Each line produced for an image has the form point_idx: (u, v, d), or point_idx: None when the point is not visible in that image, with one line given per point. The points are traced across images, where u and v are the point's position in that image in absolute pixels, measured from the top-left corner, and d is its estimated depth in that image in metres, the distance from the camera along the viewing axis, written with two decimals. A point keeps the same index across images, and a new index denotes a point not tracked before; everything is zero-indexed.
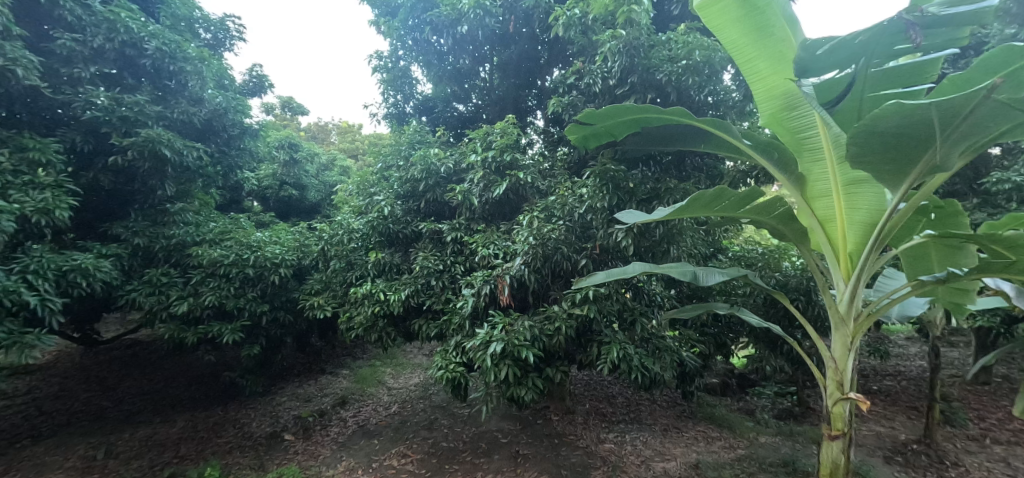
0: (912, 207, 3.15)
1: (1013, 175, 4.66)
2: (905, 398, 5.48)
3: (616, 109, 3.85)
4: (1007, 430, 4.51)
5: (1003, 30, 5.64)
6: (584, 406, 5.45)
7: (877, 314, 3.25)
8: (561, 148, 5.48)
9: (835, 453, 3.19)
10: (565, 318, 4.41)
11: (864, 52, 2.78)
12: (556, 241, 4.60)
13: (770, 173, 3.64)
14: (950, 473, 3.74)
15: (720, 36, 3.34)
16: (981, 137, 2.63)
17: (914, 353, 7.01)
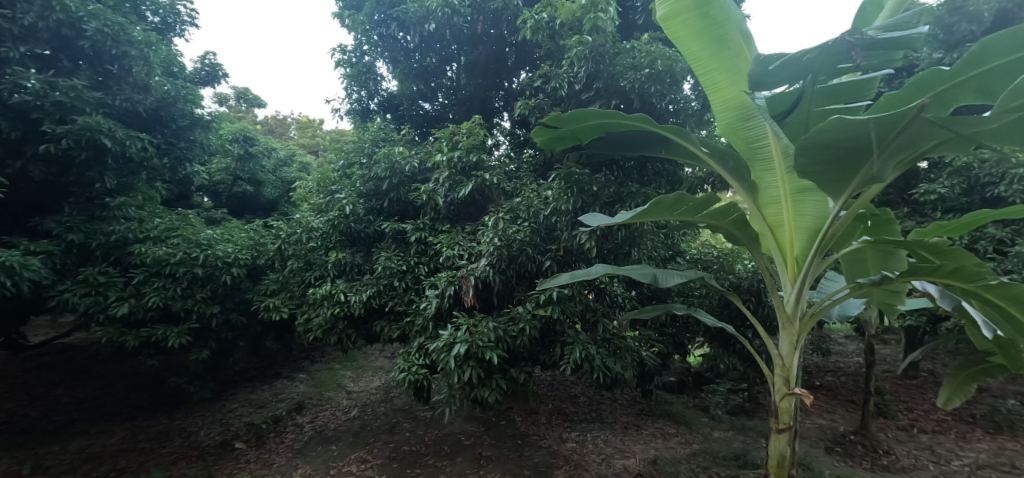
0: (852, 215, 3.38)
1: (938, 187, 5.11)
2: (843, 393, 5.87)
3: (582, 113, 3.91)
4: (932, 420, 4.94)
5: (931, 54, 6.17)
6: (547, 406, 5.50)
7: (820, 314, 3.47)
8: (527, 150, 5.52)
9: (782, 445, 3.38)
10: (529, 319, 4.45)
11: (812, 68, 2.98)
12: (522, 242, 4.64)
13: (726, 180, 3.81)
14: (883, 461, 4.04)
15: (682, 48, 3.48)
16: (913, 151, 2.86)
17: (852, 350, 7.52)
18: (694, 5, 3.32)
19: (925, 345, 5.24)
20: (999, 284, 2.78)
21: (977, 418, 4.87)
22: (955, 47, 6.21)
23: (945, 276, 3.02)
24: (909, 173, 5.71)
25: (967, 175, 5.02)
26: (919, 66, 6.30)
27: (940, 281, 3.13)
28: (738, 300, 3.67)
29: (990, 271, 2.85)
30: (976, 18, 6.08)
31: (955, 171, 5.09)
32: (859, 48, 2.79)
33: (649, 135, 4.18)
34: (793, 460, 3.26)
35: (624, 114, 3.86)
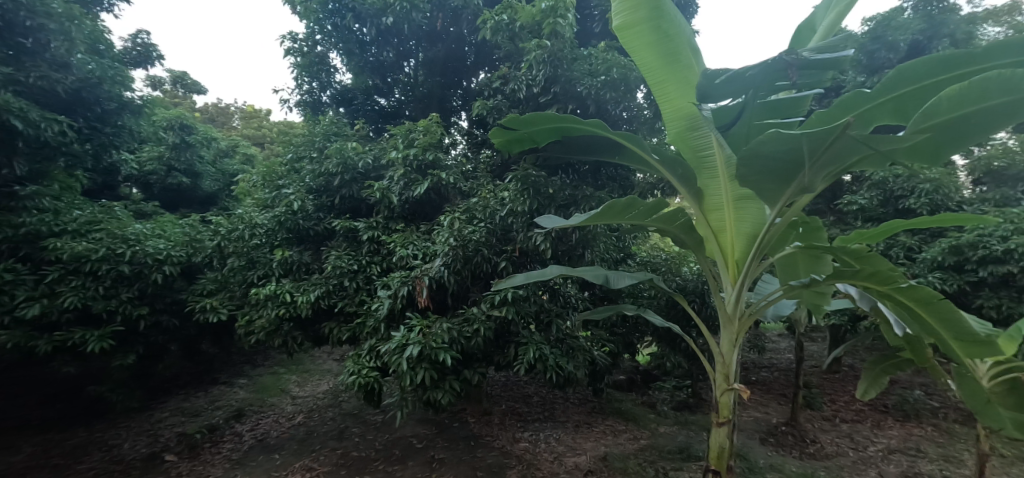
0: (786, 222, 3.62)
1: (859, 199, 5.64)
2: (776, 388, 6.30)
3: (539, 116, 3.95)
4: (851, 410, 5.42)
5: (855, 77, 6.78)
6: (501, 406, 5.51)
7: (757, 314, 3.70)
8: (484, 150, 5.51)
9: (722, 438, 3.55)
10: (483, 319, 4.43)
11: (753, 84, 3.19)
12: (477, 243, 4.62)
13: (675, 186, 3.98)
14: (810, 449, 4.39)
15: (635, 58, 3.61)
16: (838, 165, 3.12)
17: (783, 348, 8.08)
18: (647, 18, 3.46)
19: (846, 342, 5.73)
20: (909, 287, 3.08)
21: (889, 408, 5.39)
22: (874, 72, 6.86)
23: (864, 279, 3.31)
24: (835, 185, 6.23)
25: (883, 188, 5.56)
26: (845, 87, 6.89)
27: (860, 284, 3.43)
28: (683, 301, 3.84)
29: (902, 275, 3.15)
30: (893, 47, 6.75)
31: (873, 184, 5.62)
32: (794, 68, 3.01)
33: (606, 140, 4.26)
34: (732, 452, 3.45)
35: (580, 118, 3.94)
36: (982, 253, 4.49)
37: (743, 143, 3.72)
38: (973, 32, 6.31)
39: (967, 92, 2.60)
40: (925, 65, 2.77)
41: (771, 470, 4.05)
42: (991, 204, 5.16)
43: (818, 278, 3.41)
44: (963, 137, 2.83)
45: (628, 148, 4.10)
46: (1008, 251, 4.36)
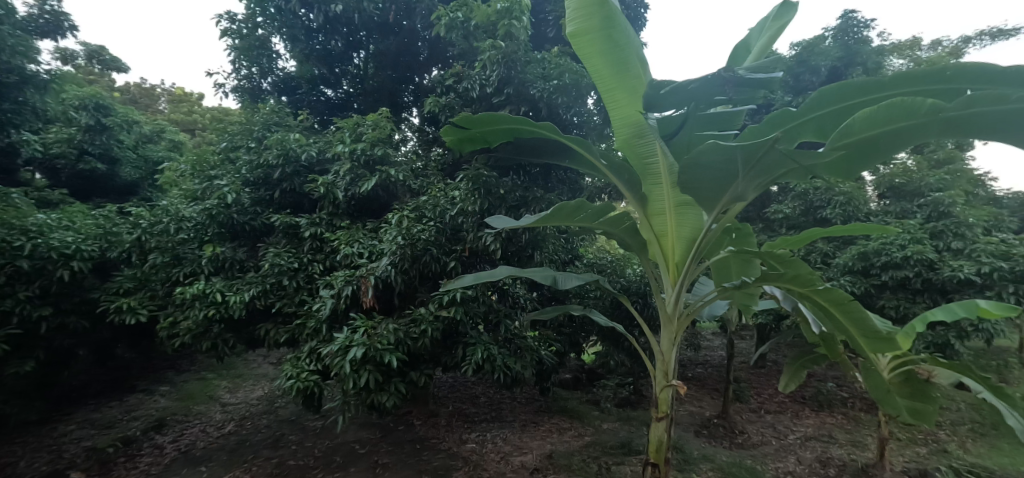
0: (722, 228, 3.87)
1: (785, 208, 6.14)
2: (709, 383, 6.72)
3: (492, 116, 3.95)
4: (775, 402, 5.89)
5: (783, 96, 7.38)
6: (448, 408, 5.46)
7: (694, 314, 3.92)
8: (436, 149, 5.42)
9: (660, 432, 3.72)
10: (431, 320, 4.35)
11: (695, 96, 3.39)
12: (426, 242, 4.54)
13: (621, 190, 4.13)
14: (738, 439, 4.72)
15: (588, 65, 3.70)
16: (768, 175, 3.37)
17: (716, 346, 8.63)
18: (601, 26, 3.55)
19: (771, 340, 6.21)
20: (825, 289, 3.41)
21: (806, 399, 5.91)
22: (799, 92, 7.50)
23: (787, 282, 3.61)
24: (763, 195, 6.75)
25: (805, 199, 6.09)
26: (773, 105, 7.48)
27: (784, 287, 3.73)
28: (626, 301, 3.99)
29: (819, 278, 3.46)
30: (816, 71, 7.42)
31: (797, 195, 6.14)
32: (730, 83, 3.22)
33: (555, 143, 4.33)
34: (669, 445, 3.61)
35: (533, 121, 3.98)
36: (885, 259, 5.05)
37: (684, 152, 3.93)
38: (881, 63, 7.06)
39: (883, 113, 2.84)
40: (844, 88, 3.05)
41: (704, 460, 4.31)
42: (892, 216, 5.82)
43: (748, 280, 3.67)
44: (875, 155, 3.12)
45: (578, 151, 4.20)
46: (905, 258, 4.93)
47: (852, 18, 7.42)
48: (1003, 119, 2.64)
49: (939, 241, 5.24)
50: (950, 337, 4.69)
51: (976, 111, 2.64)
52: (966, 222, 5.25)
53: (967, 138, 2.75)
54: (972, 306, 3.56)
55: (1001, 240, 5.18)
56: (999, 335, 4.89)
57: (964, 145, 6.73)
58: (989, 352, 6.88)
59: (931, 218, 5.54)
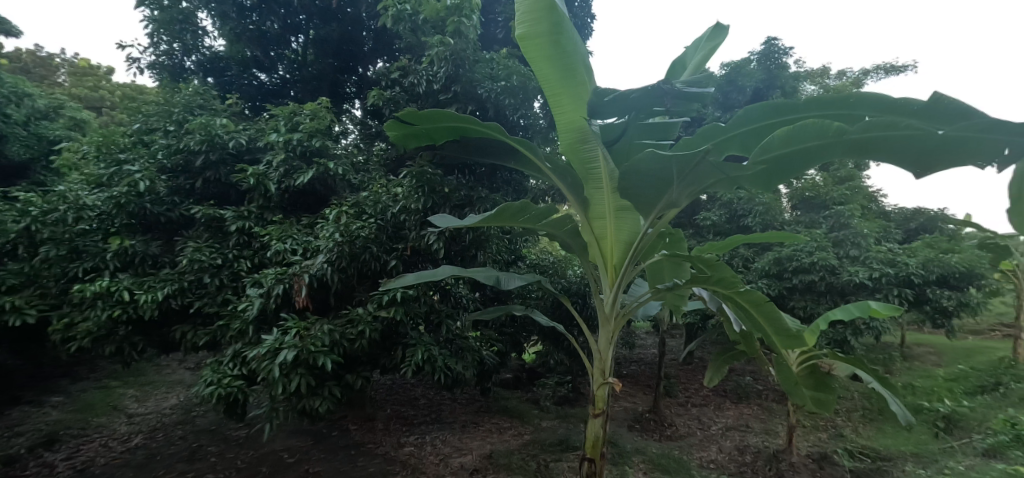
0: (657, 232, 4.05)
1: (713, 215, 6.61)
2: (641, 379, 7.07)
3: (437, 113, 3.87)
4: (700, 396, 6.32)
5: (714, 112, 7.94)
6: (385, 411, 5.30)
7: (630, 314, 4.08)
8: (378, 143, 5.23)
9: (597, 428, 3.83)
10: (369, 321, 4.19)
11: (636, 107, 3.55)
12: (366, 240, 4.36)
13: (563, 193, 4.20)
14: (667, 431, 5.02)
15: (535, 69, 3.71)
16: (699, 184, 3.57)
17: (649, 344, 9.11)
18: (549, 32, 3.56)
19: (697, 338, 6.66)
20: (746, 291, 3.71)
21: (727, 392, 6.40)
22: (727, 109, 8.12)
23: (714, 284, 3.88)
24: (693, 203, 7.22)
25: (730, 208, 6.60)
26: (704, 120, 8.01)
27: (710, 289, 4.01)
28: (566, 301, 4.08)
29: (741, 281, 3.76)
30: (743, 90, 8.07)
31: (723, 203, 6.62)
32: (668, 96, 3.38)
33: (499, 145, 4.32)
34: (605, 441, 3.73)
35: (479, 120, 3.94)
36: (796, 264, 5.59)
37: (624, 159, 4.10)
38: (796, 87, 7.80)
39: (799, 132, 3.09)
40: (765, 108, 3.35)
41: (636, 453, 4.53)
42: (802, 226, 6.45)
43: (680, 282, 3.89)
44: (792, 171, 3.41)
45: (523, 153, 4.21)
46: (812, 263, 5.50)
47: (775, 44, 8.16)
48: (896, 144, 2.95)
49: (840, 249, 5.90)
50: (847, 334, 5.29)
51: (874, 133, 2.95)
52: (862, 232, 5.95)
53: (867, 159, 3.04)
54: (865, 307, 4.04)
55: (889, 249, 5.92)
56: (885, 332, 5.59)
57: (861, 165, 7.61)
58: (877, 347, 7.83)
59: (834, 228, 6.22)
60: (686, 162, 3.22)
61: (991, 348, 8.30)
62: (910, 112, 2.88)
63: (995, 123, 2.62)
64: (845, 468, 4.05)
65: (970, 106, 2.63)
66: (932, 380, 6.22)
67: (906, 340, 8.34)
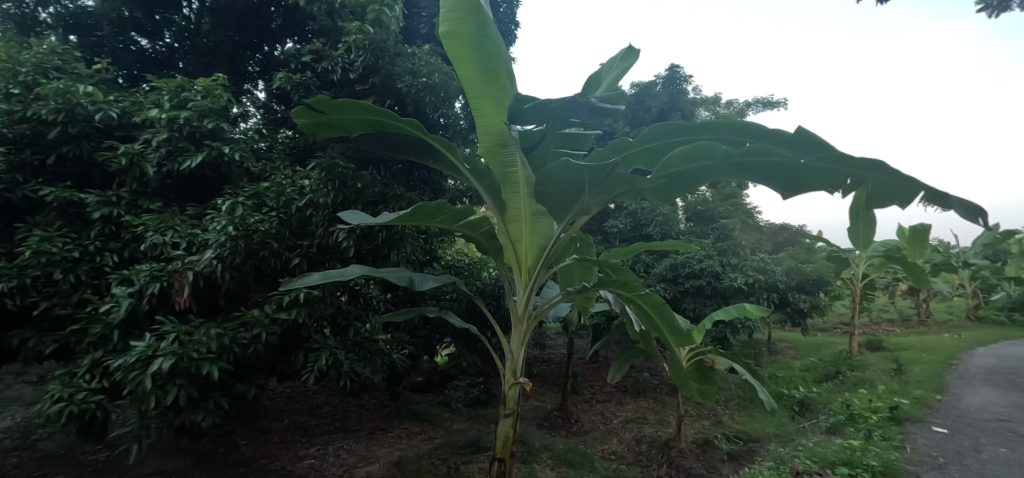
0: (569, 237, 4.16)
1: (619, 224, 7.13)
2: (551, 378, 7.34)
3: (351, 104, 3.61)
4: (604, 392, 6.74)
5: (624, 127, 8.59)
6: (283, 422, 4.88)
7: (542, 316, 4.13)
8: (284, 130, 4.79)
9: (507, 428, 3.82)
10: (266, 324, 3.77)
11: (554, 116, 3.70)
12: (266, 235, 3.95)
13: (481, 195, 4.15)
14: (573, 427, 5.27)
15: (457, 69, 3.61)
16: (608, 194, 3.74)
17: (558, 344, 9.49)
18: (472, 33, 3.49)
19: (602, 338, 7.09)
20: (645, 294, 4.02)
21: (627, 387, 6.90)
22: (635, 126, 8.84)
23: (619, 287, 4.14)
24: (602, 211, 7.69)
25: (634, 217, 7.15)
26: (615, 134, 8.59)
27: (615, 292, 4.27)
28: (481, 302, 4.05)
29: (642, 284, 4.06)
30: (649, 108, 8.92)
31: (629, 212, 7.16)
32: (583, 109, 3.53)
33: (417, 144, 4.18)
34: (515, 440, 3.73)
35: (397, 115, 3.75)
36: (687, 270, 6.24)
37: (540, 167, 4.25)
38: (693, 112, 8.69)
39: (694, 152, 3.41)
40: (667, 127, 3.65)
41: (545, 450, 4.69)
42: (693, 236, 7.21)
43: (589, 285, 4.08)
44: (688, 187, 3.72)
45: (442, 153, 4.09)
46: (701, 269, 6.17)
47: (677, 71, 9.09)
48: (767, 168, 3.35)
49: (723, 257, 6.70)
50: (727, 332, 6.01)
51: (754, 158, 3.33)
52: (740, 243, 6.82)
53: (749, 181, 3.40)
54: (742, 309, 4.66)
55: (761, 258, 6.84)
56: (757, 330, 6.45)
57: (741, 184, 8.70)
58: (749, 343, 8.99)
59: (719, 239, 7.05)
60: (599, 172, 3.39)
61: (833, 343, 9.95)
62: (782, 142, 3.29)
63: (845, 156, 3.07)
64: (723, 451, 4.59)
65: (820, 137, 3.12)
66: (791, 371, 7.30)
67: (772, 337, 9.67)
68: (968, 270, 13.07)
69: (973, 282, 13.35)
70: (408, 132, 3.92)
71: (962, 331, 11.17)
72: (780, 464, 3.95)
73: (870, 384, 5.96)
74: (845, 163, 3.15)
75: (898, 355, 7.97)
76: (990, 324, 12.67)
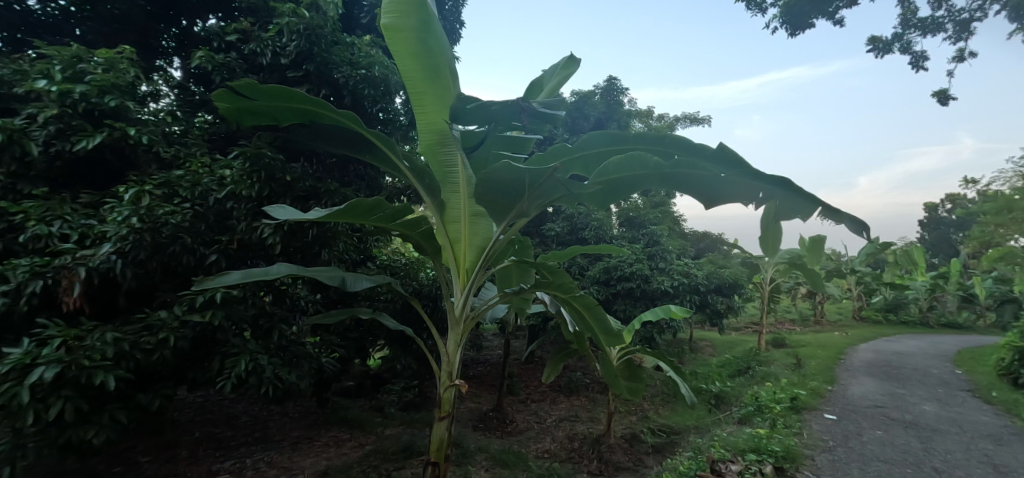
0: (507, 240, 4.00)
1: (557, 227, 7.32)
2: (486, 380, 7.35)
3: (281, 90, 3.29)
4: (538, 391, 6.88)
5: (563, 133, 8.83)
6: (193, 434, 4.44)
7: (480, 317, 3.95)
8: (202, 114, 4.37)
9: (442, 431, 3.62)
10: (175, 328, 3.34)
11: (497, 118, 3.59)
12: (177, 228, 3.53)
13: (420, 194, 3.93)
14: (508, 428, 5.31)
15: (399, 63, 3.44)
16: (549, 197, 3.68)
17: (495, 345, 9.53)
18: (416, 28, 3.36)
19: (538, 339, 7.22)
20: (580, 295, 4.11)
21: (560, 386, 7.09)
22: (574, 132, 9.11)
23: (555, 289, 4.19)
24: (541, 214, 7.84)
25: (571, 220, 7.37)
26: (555, 140, 8.81)
27: (551, 293, 4.30)
28: (416, 303, 3.83)
29: (577, 286, 4.15)
30: (587, 118, 9.20)
31: (566, 216, 7.37)
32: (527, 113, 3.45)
33: (353, 136, 3.88)
34: (450, 443, 3.55)
35: (332, 106, 3.45)
36: (619, 273, 6.55)
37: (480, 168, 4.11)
38: (628, 123, 9.14)
39: (627, 163, 3.59)
40: (606, 136, 3.74)
41: (479, 451, 4.68)
42: (626, 240, 7.57)
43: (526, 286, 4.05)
44: (621, 193, 3.86)
45: (380, 148, 3.85)
46: (632, 273, 6.50)
47: (614, 83, 9.49)
48: (688, 179, 3.61)
49: (652, 261, 7.10)
50: (654, 332, 6.38)
51: (678, 170, 3.60)
52: (667, 249, 7.27)
53: (674, 191, 3.65)
54: (667, 310, 4.97)
55: (685, 263, 7.34)
56: (680, 330, 6.91)
57: (669, 193, 9.28)
58: (673, 342, 9.61)
59: (648, 244, 7.47)
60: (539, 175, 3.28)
61: (745, 341, 10.91)
62: (704, 156, 3.47)
63: (757, 173, 3.31)
64: (648, 444, 4.87)
65: (737, 154, 3.32)
66: (709, 367, 7.91)
67: (694, 336, 10.41)
68: (854, 276, 14.92)
69: (858, 286, 15.23)
70: (344, 124, 3.64)
71: (848, 330, 12.72)
72: (698, 454, 4.26)
73: (774, 378, 6.62)
74: (756, 179, 3.41)
75: (798, 351, 8.92)
76: (870, 324, 14.53)
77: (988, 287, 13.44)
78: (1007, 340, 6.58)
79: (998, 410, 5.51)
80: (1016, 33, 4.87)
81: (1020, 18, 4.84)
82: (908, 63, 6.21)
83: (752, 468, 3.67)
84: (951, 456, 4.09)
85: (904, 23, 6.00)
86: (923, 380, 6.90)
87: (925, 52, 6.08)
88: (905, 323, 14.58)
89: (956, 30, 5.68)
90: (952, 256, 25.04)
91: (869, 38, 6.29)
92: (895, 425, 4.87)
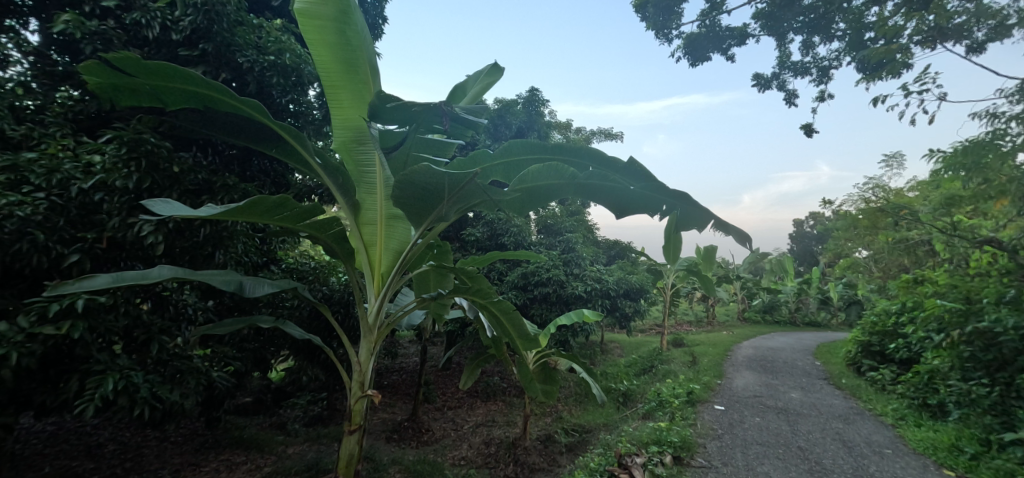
0: (425, 244, 3.67)
1: (477, 232, 7.36)
2: (401, 388, 7.12)
3: (172, 70, 2.86)
4: (455, 398, 6.82)
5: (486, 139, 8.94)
6: (42, 469, 3.70)
7: (395, 324, 3.65)
8: (67, 89, 3.67)
9: (351, 446, 3.27)
10: (17, 342, 2.62)
11: (416, 120, 3.35)
12: (26, 221, 2.83)
13: (332, 195, 3.54)
14: (423, 438, 5.17)
15: (313, 54, 3.17)
16: (472, 201, 3.48)
17: (411, 352, 9.28)
18: (332, 18, 3.14)
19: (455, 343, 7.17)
20: (498, 300, 4.07)
21: (478, 391, 7.10)
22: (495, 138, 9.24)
23: (473, 294, 4.07)
24: (461, 219, 7.81)
25: (491, 226, 7.43)
26: (476, 146, 8.86)
27: (471, 298, 4.17)
28: (324, 310, 3.45)
29: (495, 291, 4.08)
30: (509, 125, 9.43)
31: (486, 221, 7.43)
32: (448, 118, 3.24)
33: (259, 126, 3.41)
34: (360, 458, 3.23)
35: (233, 92, 3.03)
36: (536, 278, 6.80)
37: (398, 170, 3.86)
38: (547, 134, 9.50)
39: (546, 172, 3.64)
40: (527, 144, 3.75)
41: (392, 464, 4.46)
42: (543, 246, 7.88)
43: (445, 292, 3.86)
44: (541, 201, 3.84)
45: (289, 145, 3.44)
46: (548, 278, 6.78)
47: (536, 94, 9.83)
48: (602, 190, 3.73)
49: (568, 267, 7.45)
50: (567, 335, 6.69)
51: (594, 182, 3.72)
52: (581, 255, 7.65)
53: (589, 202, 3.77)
54: (581, 313, 5.17)
55: (598, 269, 7.76)
56: (592, 332, 7.31)
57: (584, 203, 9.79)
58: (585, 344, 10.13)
59: (564, 249, 7.89)
60: (458, 181, 3.10)
61: (649, 342, 11.84)
62: (616, 170, 3.64)
63: (662, 187, 3.55)
64: (561, 444, 5.04)
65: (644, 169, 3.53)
66: (617, 367, 8.47)
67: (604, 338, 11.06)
68: (737, 281, 16.91)
69: (743, 290, 17.25)
70: (246, 115, 3.20)
71: (733, 329, 14.39)
72: (607, 449, 4.51)
73: (673, 374, 7.26)
74: (661, 193, 3.63)
75: (693, 349, 9.87)
76: (750, 324, 16.53)
77: (839, 291, 15.92)
78: (852, 335, 7.89)
79: (846, 394, 6.60)
80: (861, 82, 5.89)
81: (865, 70, 5.88)
82: (783, 99, 7.23)
83: (654, 459, 3.96)
84: (811, 435, 4.82)
85: (780, 64, 6.98)
86: (790, 371, 8.04)
87: (796, 91, 7.12)
88: (777, 322, 16.80)
89: (819, 74, 6.74)
90: (812, 264, 29.35)
91: (754, 74, 7.21)
92: (769, 411, 5.61)
